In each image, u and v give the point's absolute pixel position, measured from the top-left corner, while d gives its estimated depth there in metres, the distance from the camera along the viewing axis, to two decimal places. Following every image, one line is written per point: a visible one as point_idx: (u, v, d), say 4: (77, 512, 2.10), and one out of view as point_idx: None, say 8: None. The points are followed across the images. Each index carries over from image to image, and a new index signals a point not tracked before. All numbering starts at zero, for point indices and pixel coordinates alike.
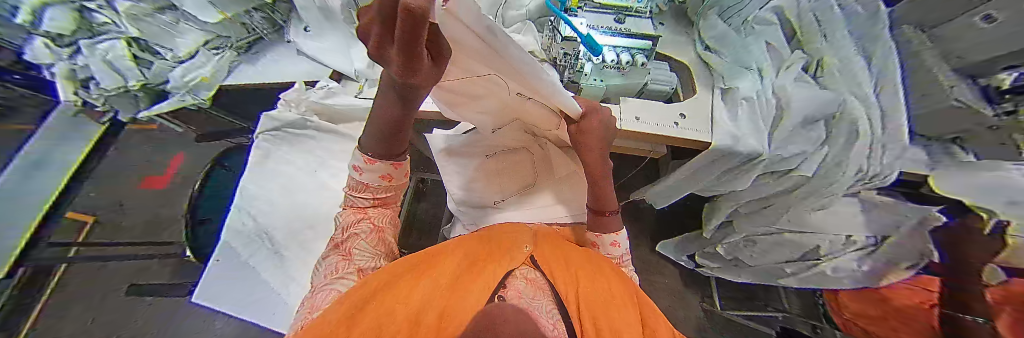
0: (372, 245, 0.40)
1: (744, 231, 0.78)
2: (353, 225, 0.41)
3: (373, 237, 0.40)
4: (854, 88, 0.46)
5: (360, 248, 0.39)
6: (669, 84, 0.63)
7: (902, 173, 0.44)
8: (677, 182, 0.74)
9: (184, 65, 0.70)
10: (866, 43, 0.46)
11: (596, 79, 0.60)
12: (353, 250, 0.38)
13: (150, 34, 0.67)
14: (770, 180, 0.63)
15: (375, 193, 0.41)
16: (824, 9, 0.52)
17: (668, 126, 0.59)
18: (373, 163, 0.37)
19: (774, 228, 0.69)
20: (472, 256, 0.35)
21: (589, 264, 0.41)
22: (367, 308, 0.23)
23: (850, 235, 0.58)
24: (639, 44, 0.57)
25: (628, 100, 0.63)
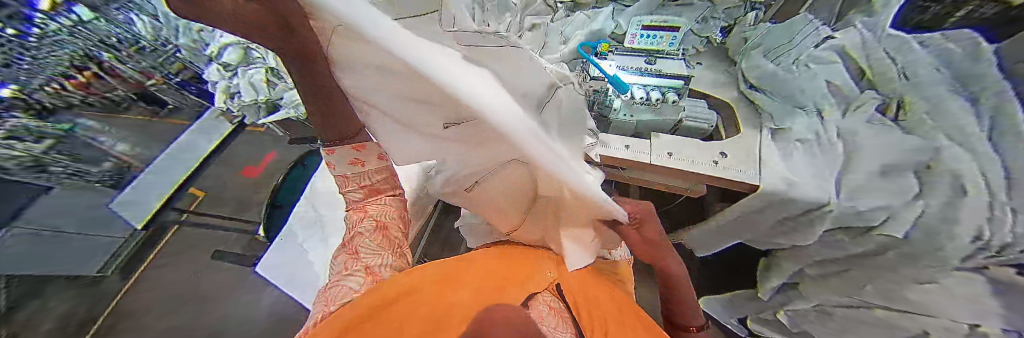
0: (377, 242, 0.41)
1: (816, 299, 0.64)
2: (357, 224, 0.42)
3: (376, 235, 0.41)
4: (953, 132, 0.39)
5: (365, 246, 0.39)
6: (708, 121, 0.61)
7: None
8: (722, 227, 0.66)
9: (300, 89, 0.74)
10: (964, 79, 0.39)
11: (624, 115, 0.61)
12: (359, 248, 0.39)
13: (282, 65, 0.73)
14: (847, 237, 0.53)
15: (359, 182, 0.42)
16: (899, 44, 0.47)
17: (708, 165, 0.56)
18: (335, 153, 0.35)
19: (858, 299, 0.56)
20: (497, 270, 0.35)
21: (614, 303, 0.37)
22: (392, 305, 0.25)
23: (979, 324, 0.42)
24: (670, 83, 0.60)
25: (659, 135, 0.61)
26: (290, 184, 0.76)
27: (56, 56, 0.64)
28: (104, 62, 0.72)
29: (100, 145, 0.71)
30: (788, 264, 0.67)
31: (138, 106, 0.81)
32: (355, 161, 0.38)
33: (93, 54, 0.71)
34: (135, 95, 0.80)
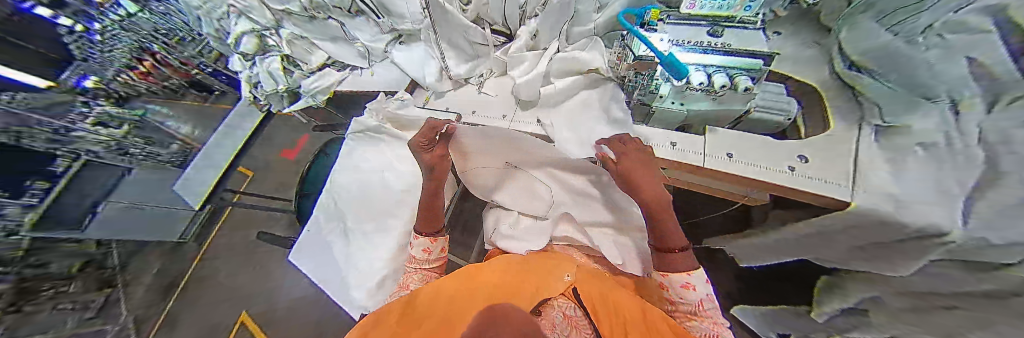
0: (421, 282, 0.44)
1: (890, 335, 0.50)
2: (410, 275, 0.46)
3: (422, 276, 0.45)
4: None
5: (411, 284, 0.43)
6: (786, 113, 0.47)
7: None
8: (782, 239, 0.57)
9: (315, 76, 0.76)
10: None
11: (674, 102, 0.49)
12: (407, 286, 0.43)
13: (296, 52, 0.76)
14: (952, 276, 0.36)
15: (424, 262, 0.46)
16: None
17: (779, 171, 0.44)
18: (418, 238, 0.46)
19: None
20: (506, 279, 0.40)
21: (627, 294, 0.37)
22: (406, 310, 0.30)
23: None
24: (745, 63, 0.42)
25: (717, 130, 0.50)
26: (316, 170, 0.79)
27: (121, 50, 0.92)
28: (154, 54, 0.99)
29: (166, 129, 1.00)
30: (860, 289, 0.54)
31: (190, 93, 1.09)
32: (425, 249, 0.46)
33: (144, 46, 0.97)
34: (185, 83, 1.08)
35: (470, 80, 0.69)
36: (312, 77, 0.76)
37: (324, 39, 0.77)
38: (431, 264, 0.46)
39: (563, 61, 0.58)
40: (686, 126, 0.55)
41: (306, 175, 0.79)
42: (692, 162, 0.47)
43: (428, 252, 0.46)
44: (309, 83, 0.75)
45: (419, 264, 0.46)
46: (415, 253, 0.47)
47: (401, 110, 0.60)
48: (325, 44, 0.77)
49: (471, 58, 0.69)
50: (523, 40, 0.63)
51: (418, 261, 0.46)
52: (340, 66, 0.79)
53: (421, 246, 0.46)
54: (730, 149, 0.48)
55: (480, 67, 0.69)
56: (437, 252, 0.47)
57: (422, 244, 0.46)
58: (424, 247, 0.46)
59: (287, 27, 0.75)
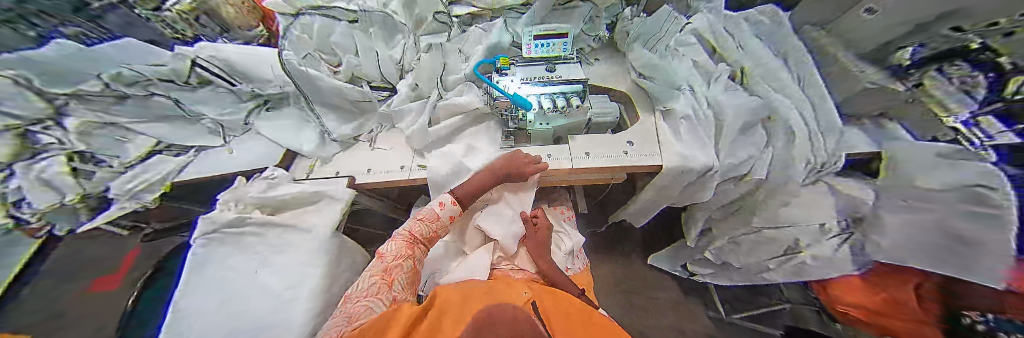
0: (404, 288, 0.47)
1: (725, 235, 0.81)
2: (392, 262, 0.48)
3: (407, 279, 0.48)
4: (787, 98, 0.58)
5: (398, 280, 0.47)
6: (612, 114, 0.65)
7: (848, 155, 0.50)
8: (646, 202, 0.76)
9: (134, 172, 0.60)
10: (803, 79, 0.56)
11: (541, 124, 0.60)
12: (393, 278, 0.46)
13: (99, 146, 0.58)
14: (731, 184, 0.68)
15: (426, 238, 0.53)
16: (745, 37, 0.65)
17: (619, 156, 0.61)
18: (447, 206, 0.55)
19: (752, 227, 0.72)
20: (473, 293, 0.41)
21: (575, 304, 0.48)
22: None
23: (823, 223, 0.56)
24: (572, 87, 0.60)
25: (577, 137, 0.65)
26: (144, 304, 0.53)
27: None
28: None
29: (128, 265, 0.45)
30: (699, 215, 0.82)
31: None
32: (452, 215, 0.55)
33: None
34: None
35: (360, 137, 0.65)
36: (131, 175, 0.59)
37: (146, 121, 0.62)
38: (421, 243, 0.53)
39: (446, 107, 0.63)
40: (560, 137, 0.68)
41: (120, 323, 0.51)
42: (563, 166, 0.60)
43: (452, 218, 0.56)
44: (124, 184, 0.58)
45: (432, 223, 0.54)
46: (440, 214, 0.54)
47: (269, 191, 0.54)
48: (151, 126, 0.63)
49: (355, 117, 0.65)
50: (403, 94, 0.63)
51: (437, 221, 0.54)
52: (178, 148, 0.65)
53: (450, 212, 0.55)
54: (587, 149, 0.63)
55: (371, 123, 0.67)
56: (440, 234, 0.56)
57: (454, 210, 0.55)
58: (451, 213, 0.55)
59: (73, 117, 0.55)
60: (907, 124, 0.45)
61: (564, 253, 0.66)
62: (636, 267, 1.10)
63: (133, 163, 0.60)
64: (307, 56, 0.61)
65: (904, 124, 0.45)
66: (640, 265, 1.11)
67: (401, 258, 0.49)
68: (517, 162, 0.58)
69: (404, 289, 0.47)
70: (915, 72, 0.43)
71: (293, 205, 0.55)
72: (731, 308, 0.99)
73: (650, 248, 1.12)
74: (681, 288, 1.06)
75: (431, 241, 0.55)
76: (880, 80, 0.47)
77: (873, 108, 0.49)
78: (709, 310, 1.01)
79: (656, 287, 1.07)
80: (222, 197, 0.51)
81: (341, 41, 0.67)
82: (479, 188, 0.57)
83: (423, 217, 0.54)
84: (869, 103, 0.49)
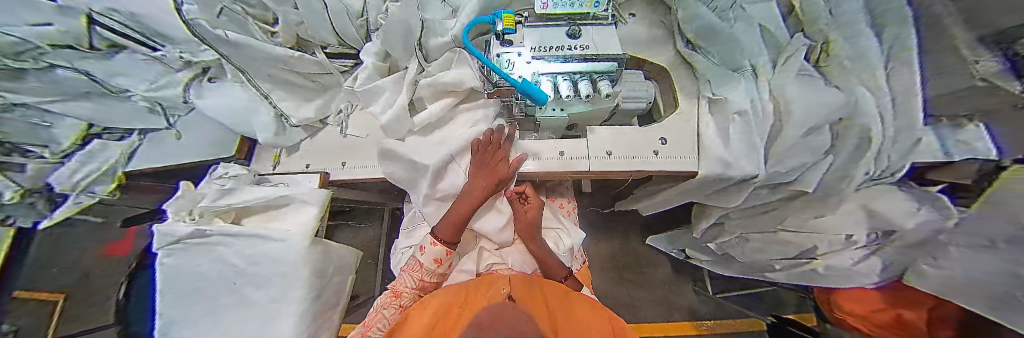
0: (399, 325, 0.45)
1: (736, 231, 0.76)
2: (385, 306, 0.46)
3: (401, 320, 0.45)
4: (868, 81, 0.41)
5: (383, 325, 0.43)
6: (645, 100, 0.51)
7: (913, 165, 0.41)
8: (662, 199, 0.68)
9: (75, 162, 0.53)
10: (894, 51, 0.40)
11: (554, 110, 0.48)
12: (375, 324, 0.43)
13: (15, 133, 0.49)
14: (764, 192, 0.59)
15: (421, 275, 0.47)
16: None
17: (646, 159, 0.50)
18: (435, 245, 0.46)
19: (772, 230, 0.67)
20: (437, 321, 0.35)
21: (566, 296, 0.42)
22: None
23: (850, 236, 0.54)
24: (601, 66, 0.42)
25: (597, 129, 0.53)
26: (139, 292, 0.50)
27: None
28: None
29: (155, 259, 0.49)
30: (715, 211, 0.75)
31: None
32: (437, 259, 0.47)
33: None
34: None
35: (328, 119, 0.56)
36: (74, 168, 0.53)
37: (62, 100, 0.49)
38: (415, 291, 0.49)
39: (428, 87, 0.50)
40: (575, 126, 0.55)
41: (122, 309, 0.51)
42: (580, 168, 0.49)
43: (440, 262, 0.47)
44: (69, 177, 0.53)
45: (419, 272, 0.48)
46: (423, 262, 0.47)
47: (227, 198, 0.44)
48: (70, 107, 0.50)
49: (317, 94, 0.56)
50: (371, 66, 0.49)
51: (423, 270, 0.47)
52: (119, 131, 0.56)
53: (434, 255, 0.46)
54: (609, 147, 0.51)
55: (336, 101, 0.58)
56: (435, 278, 0.49)
57: (438, 253, 0.46)
58: (437, 256, 0.46)
59: None
60: (990, 124, 0.35)
61: (563, 253, 0.54)
62: (634, 246, 1.10)
63: (69, 152, 0.53)
64: (225, 9, 0.46)
65: (988, 124, 0.35)
66: (637, 244, 1.11)
67: (384, 306, 0.46)
68: (483, 156, 0.47)
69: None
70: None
71: (260, 209, 0.48)
72: (721, 288, 1.02)
73: (650, 228, 1.10)
74: (674, 267, 1.08)
75: (424, 287, 0.49)
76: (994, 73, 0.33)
77: (961, 108, 0.36)
78: (698, 288, 1.05)
79: (650, 265, 1.09)
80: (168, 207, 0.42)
81: None
82: (462, 219, 0.45)
83: (410, 268, 0.48)
84: (959, 103, 0.36)
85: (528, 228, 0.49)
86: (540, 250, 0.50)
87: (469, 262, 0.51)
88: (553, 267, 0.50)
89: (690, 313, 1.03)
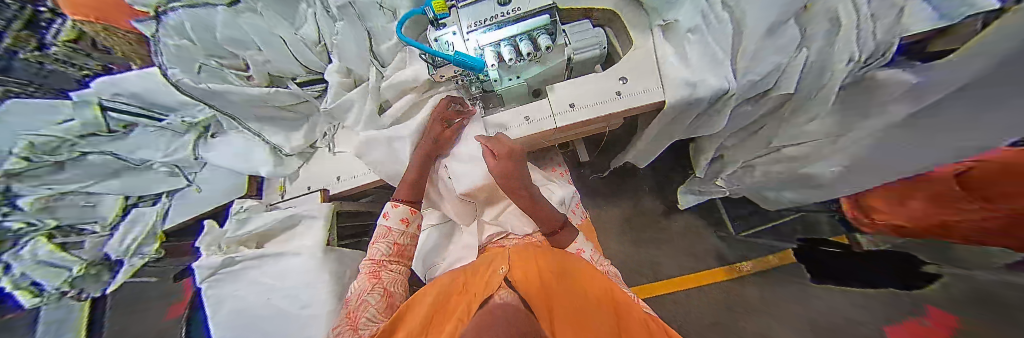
0: (381, 313, 0.39)
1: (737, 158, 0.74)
2: (366, 291, 0.41)
3: (382, 305, 0.40)
4: None
5: (367, 316, 0.38)
6: (598, 45, 0.51)
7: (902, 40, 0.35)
8: (650, 143, 0.68)
9: (120, 230, 0.61)
10: None
11: (509, 78, 0.49)
12: (361, 319, 0.38)
13: (72, 216, 0.58)
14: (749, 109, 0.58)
15: (393, 239, 0.47)
16: None
17: (611, 101, 0.50)
18: (397, 206, 0.47)
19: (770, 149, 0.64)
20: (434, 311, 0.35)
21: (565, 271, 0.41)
22: None
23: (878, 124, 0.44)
24: (535, 23, 0.44)
25: (557, 86, 0.54)
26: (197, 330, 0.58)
27: None
28: None
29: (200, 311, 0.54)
30: (711, 144, 0.74)
31: None
32: (404, 219, 0.48)
33: None
34: None
35: (317, 144, 0.60)
36: (119, 236, 0.60)
37: (100, 181, 0.59)
38: (388, 262, 0.46)
39: (391, 89, 0.54)
40: (538, 89, 0.57)
41: None
42: (547, 126, 0.51)
43: (408, 222, 0.48)
44: (119, 244, 0.60)
45: (390, 237, 0.47)
46: (392, 226, 0.47)
47: (245, 226, 0.51)
48: (105, 186, 0.59)
49: (298, 122, 0.59)
50: (335, 84, 0.53)
51: (394, 233, 0.47)
52: (149, 197, 0.63)
53: (400, 216, 0.47)
54: (573, 99, 0.52)
55: (319, 125, 0.60)
56: (409, 239, 0.48)
57: (404, 213, 0.48)
58: (403, 216, 0.48)
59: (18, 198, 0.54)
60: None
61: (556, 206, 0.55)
62: (645, 202, 1.09)
63: (114, 223, 0.61)
64: (200, 67, 0.53)
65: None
66: (648, 201, 1.09)
67: (363, 292, 0.41)
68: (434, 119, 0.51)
69: (377, 319, 0.38)
70: None
71: (272, 235, 0.53)
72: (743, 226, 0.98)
73: (658, 182, 1.08)
74: (692, 215, 1.05)
75: (401, 252, 0.47)
76: None
77: None
78: (720, 229, 1.02)
79: (667, 218, 1.07)
80: (201, 244, 0.49)
81: (228, 31, 0.53)
82: (416, 175, 0.49)
83: (378, 237, 0.47)
84: None
85: (501, 174, 0.46)
86: (532, 199, 0.47)
87: (471, 237, 0.55)
88: (545, 216, 0.48)
89: (717, 256, 1.01)
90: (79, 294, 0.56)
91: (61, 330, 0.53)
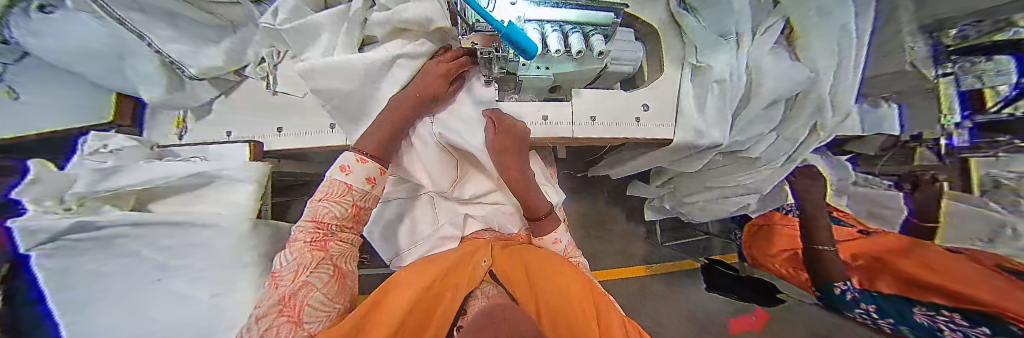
0: (329, 297, 0.29)
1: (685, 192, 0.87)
2: (304, 268, 0.28)
3: (332, 284, 0.29)
4: None
5: (314, 302, 0.27)
6: (632, 62, 0.48)
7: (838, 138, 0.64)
8: (632, 164, 0.71)
9: None
10: None
11: (538, 67, 0.43)
12: (304, 304, 0.26)
13: None
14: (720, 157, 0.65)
15: (353, 201, 0.33)
16: None
17: (628, 126, 0.49)
18: (366, 162, 0.34)
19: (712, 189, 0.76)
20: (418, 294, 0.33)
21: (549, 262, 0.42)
22: None
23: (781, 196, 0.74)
24: (595, 17, 0.37)
25: (581, 91, 0.49)
26: None
27: None
28: None
29: None
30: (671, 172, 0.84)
31: None
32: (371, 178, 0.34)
33: None
34: None
35: (245, 71, 0.45)
36: None
37: None
38: (339, 229, 0.32)
39: (381, 25, 0.39)
40: (557, 87, 0.52)
41: None
42: (562, 134, 0.47)
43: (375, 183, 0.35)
44: None
45: (345, 198, 0.32)
46: (352, 184, 0.33)
47: (112, 179, 0.33)
48: None
49: (220, 32, 0.42)
50: None
51: (352, 193, 0.33)
52: None
53: (367, 174, 0.34)
54: (593, 112, 0.49)
55: (254, 45, 0.45)
56: (370, 203, 0.36)
57: (371, 171, 0.34)
58: (371, 174, 0.34)
59: None
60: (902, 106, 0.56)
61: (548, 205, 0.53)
62: (600, 205, 1.19)
63: None
64: None
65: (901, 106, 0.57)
66: (603, 204, 1.20)
67: (302, 270, 0.28)
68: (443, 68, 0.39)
69: (326, 305, 0.29)
70: (960, 61, 0.47)
71: (174, 188, 0.38)
72: (667, 237, 1.19)
73: (615, 190, 1.20)
74: (632, 223, 1.21)
75: (359, 216, 0.35)
76: (920, 64, 0.50)
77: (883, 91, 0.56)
78: (649, 239, 1.20)
79: (613, 222, 1.20)
80: (12, 225, 0.27)
81: None
82: (395, 127, 0.37)
83: (326, 194, 0.31)
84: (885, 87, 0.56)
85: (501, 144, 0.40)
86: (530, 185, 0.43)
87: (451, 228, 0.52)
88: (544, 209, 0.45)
89: (641, 260, 1.19)
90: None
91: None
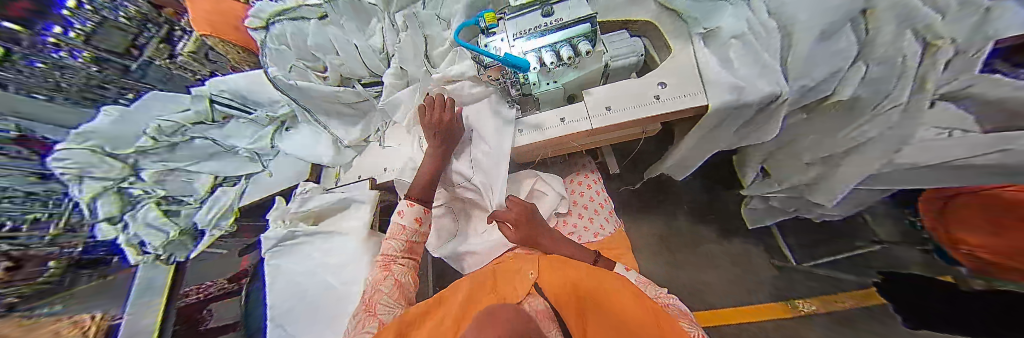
0: (394, 300, 0.43)
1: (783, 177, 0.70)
2: (379, 281, 0.45)
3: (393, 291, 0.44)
4: None
5: (383, 305, 0.41)
6: (635, 52, 0.53)
7: None
8: (688, 151, 0.65)
9: (206, 205, 0.70)
10: None
11: (548, 82, 0.54)
12: (376, 306, 0.41)
13: (173, 189, 0.68)
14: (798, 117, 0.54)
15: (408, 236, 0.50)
16: None
17: (649, 105, 0.50)
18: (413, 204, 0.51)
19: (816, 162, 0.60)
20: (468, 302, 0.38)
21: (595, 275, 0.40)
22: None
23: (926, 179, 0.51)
24: (577, 30, 0.46)
25: (593, 90, 0.55)
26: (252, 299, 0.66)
27: None
28: None
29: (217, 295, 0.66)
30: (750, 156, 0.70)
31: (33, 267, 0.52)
32: (416, 217, 0.51)
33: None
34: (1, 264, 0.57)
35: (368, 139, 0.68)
36: (203, 209, 0.70)
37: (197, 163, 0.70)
38: (398, 257, 0.50)
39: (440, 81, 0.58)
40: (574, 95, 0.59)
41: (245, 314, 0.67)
42: (582, 129, 0.52)
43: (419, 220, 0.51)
44: (204, 216, 0.69)
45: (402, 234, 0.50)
46: (405, 223, 0.51)
47: (306, 204, 0.57)
48: (202, 166, 0.70)
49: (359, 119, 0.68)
50: (390, 84, 0.61)
51: (405, 231, 0.50)
52: (232, 179, 0.74)
53: (413, 214, 0.51)
54: (610, 103, 0.53)
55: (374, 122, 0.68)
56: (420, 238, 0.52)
57: (416, 212, 0.51)
58: (416, 214, 0.51)
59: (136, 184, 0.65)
60: None
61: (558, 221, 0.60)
62: (680, 221, 1.02)
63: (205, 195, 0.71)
64: (291, 66, 0.63)
65: None
66: (684, 220, 1.02)
67: (378, 284, 0.45)
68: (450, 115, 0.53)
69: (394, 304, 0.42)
70: None
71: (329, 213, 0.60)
72: (804, 256, 0.86)
73: (694, 199, 1.02)
74: (735, 239, 0.96)
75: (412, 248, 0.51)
76: None
77: None
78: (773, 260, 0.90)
79: (706, 240, 0.98)
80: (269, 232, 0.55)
81: (315, 42, 0.66)
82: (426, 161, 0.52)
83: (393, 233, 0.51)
84: None
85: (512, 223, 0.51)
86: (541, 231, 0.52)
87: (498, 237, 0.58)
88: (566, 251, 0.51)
89: (772, 291, 0.87)
90: (168, 258, 0.66)
91: (143, 315, 0.58)
